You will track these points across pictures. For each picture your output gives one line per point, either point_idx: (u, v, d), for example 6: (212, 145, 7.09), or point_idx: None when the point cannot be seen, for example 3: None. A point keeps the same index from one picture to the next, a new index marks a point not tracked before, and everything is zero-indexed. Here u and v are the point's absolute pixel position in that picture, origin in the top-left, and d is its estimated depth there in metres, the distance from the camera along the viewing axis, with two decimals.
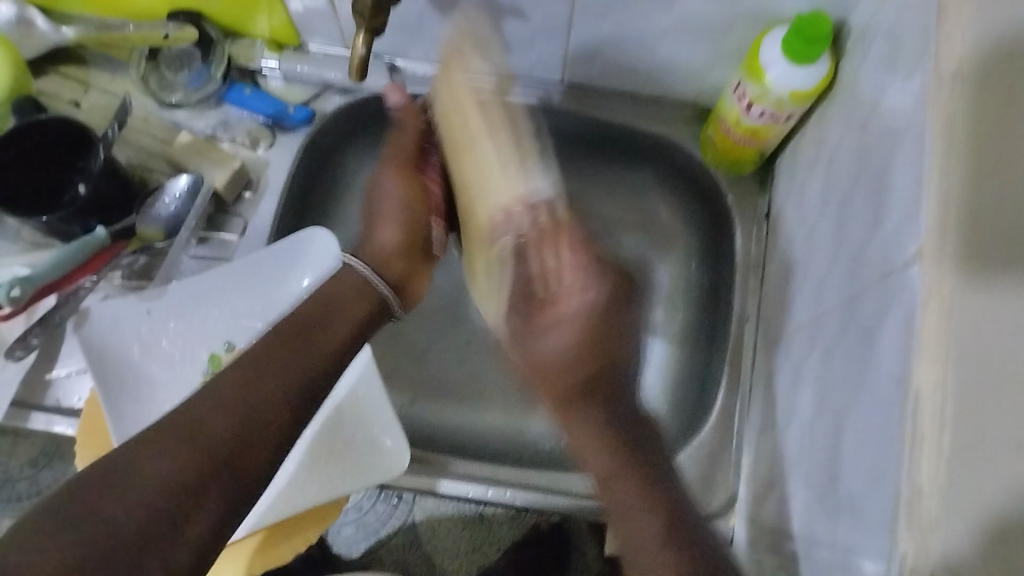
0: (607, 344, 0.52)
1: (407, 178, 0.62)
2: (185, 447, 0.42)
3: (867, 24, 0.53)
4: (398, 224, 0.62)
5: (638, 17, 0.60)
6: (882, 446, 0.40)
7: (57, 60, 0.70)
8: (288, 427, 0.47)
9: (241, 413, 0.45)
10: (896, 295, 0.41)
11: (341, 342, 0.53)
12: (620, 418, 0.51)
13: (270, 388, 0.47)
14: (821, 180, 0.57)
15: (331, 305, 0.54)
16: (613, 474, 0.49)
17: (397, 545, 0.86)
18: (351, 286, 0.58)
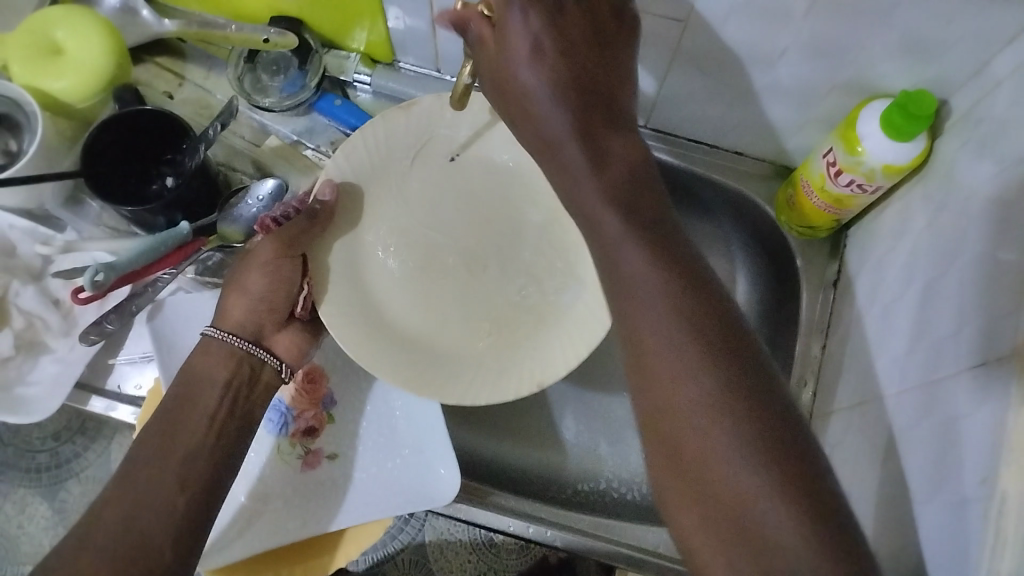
0: (653, 219, 0.43)
1: (273, 257, 0.56)
2: (122, 521, 0.46)
3: (969, 110, 0.53)
4: (251, 299, 0.57)
5: (735, 74, 0.61)
6: (960, 540, 0.40)
7: (155, 50, 0.72)
8: (208, 486, 0.49)
9: (163, 480, 0.48)
10: (989, 391, 0.42)
11: (229, 377, 0.54)
12: (678, 261, 0.42)
13: (180, 452, 0.50)
14: (903, 259, 0.57)
15: (214, 343, 0.55)
16: (656, 291, 0.41)
17: (404, 561, 0.86)
18: (220, 359, 0.55)
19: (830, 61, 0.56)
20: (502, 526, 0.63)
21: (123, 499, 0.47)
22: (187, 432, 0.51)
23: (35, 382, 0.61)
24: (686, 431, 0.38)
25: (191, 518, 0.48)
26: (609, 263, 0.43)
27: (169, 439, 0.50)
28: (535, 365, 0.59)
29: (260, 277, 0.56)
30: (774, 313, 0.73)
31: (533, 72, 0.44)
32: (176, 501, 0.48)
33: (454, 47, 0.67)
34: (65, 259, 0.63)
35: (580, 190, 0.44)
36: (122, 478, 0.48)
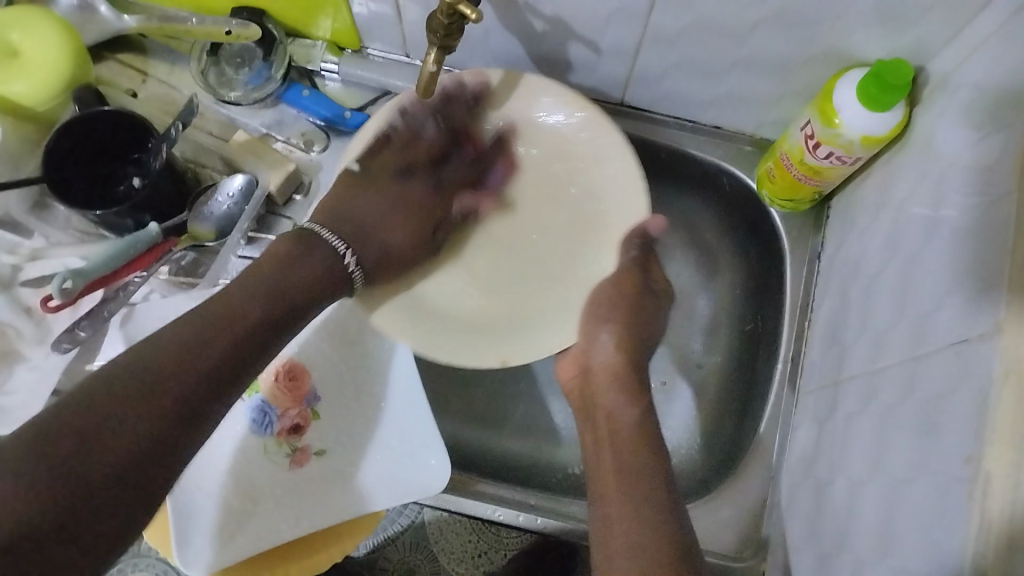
0: (633, 417, 0.52)
1: (419, 200, 0.64)
2: (200, 337, 0.45)
3: (948, 77, 0.52)
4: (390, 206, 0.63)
5: (709, 50, 0.60)
6: (944, 519, 0.40)
7: (115, 47, 0.70)
8: (280, 318, 0.51)
9: (242, 321, 0.48)
10: (971, 366, 0.41)
11: (318, 276, 0.54)
12: (654, 442, 0.51)
13: (270, 284, 0.51)
14: (885, 230, 0.56)
15: (315, 240, 0.56)
16: (621, 466, 0.49)
17: (405, 544, 0.81)
18: (310, 266, 0.54)
19: (804, 31, 0.55)
20: (490, 515, 0.63)
21: (200, 320, 0.47)
22: (290, 280, 0.52)
23: (12, 392, 0.60)
24: (610, 489, 0.48)
25: (239, 355, 0.47)
26: (597, 405, 0.54)
27: (225, 342, 0.47)
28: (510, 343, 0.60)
29: (402, 224, 0.63)
30: (759, 287, 0.72)
31: (603, 351, 0.57)
32: (228, 336, 0.47)
33: (422, 32, 0.65)
34: (34, 267, 0.62)
35: (601, 377, 0.55)
36: (213, 309, 0.48)
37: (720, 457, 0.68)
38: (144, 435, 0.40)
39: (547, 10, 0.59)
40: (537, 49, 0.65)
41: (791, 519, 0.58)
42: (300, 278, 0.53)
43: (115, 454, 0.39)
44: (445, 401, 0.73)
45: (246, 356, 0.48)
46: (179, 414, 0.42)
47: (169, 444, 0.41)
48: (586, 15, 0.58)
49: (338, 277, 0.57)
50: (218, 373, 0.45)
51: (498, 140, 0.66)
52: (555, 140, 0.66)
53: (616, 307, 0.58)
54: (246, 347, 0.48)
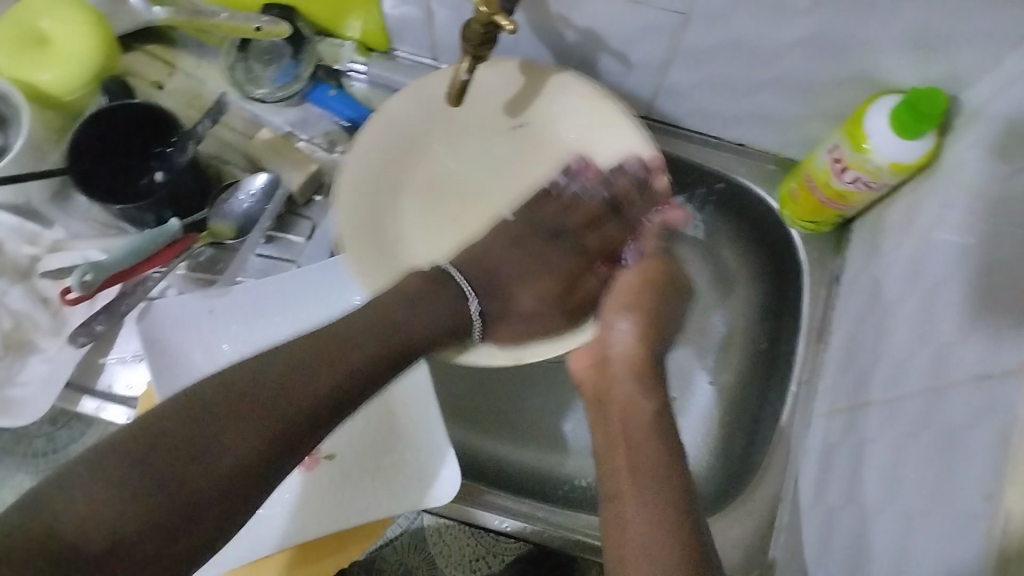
0: (655, 416, 0.53)
1: (564, 263, 0.62)
2: (314, 370, 0.44)
3: (980, 108, 0.52)
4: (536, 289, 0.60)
5: (739, 69, 0.59)
6: (957, 556, 0.40)
7: (142, 38, 0.69)
8: (397, 351, 0.49)
9: (354, 354, 0.47)
10: (992, 404, 0.41)
11: (455, 316, 0.54)
12: (676, 445, 0.52)
13: (420, 321, 0.51)
14: (908, 258, 0.56)
15: (439, 283, 0.55)
16: (643, 466, 0.50)
17: (402, 546, 0.82)
18: (446, 303, 0.54)
19: (837, 54, 0.55)
20: (496, 525, 0.63)
21: (323, 347, 0.46)
22: (424, 321, 0.51)
23: (25, 384, 0.60)
24: (626, 494, 0.49)
25: (356, 382, 0.46)
26: (616, 394, 0.56)
27: (331, 366, 0.45)
28: (524, 343, 0.60)
29: (533, 291, 0.60)
30: (776, 307, 0.72)
31: (626, 332, 0.58)
32: (374, 367, 0.47)
33: (452, 36, 0.65)
34: (52, 259, 0.62)
35: (619, 380, 0.57)
36: (340, 325, 0.48)
37: (730, 479, 0.68)
38: (238, 462, 0.40)
39: (579, 22, 0.59)
40: (566, 58, 0.64)
41: (802, 542, 0.58)
42: (434, 316, 0.52)
43: (193, 475, 0.39)
44: (456, 408, 0.73)
45: (359, 388, 0.46)
46: (272, 446, 0.42)
47: (261, 478, 0.41)
48: (617, 27, 0.58)
49: (462, 325, 0.56)
50: (322, 404, 0.44)
51: (520, 127, 0.65)
52: (591, 157, 0.64)
53: (639, 296, 0.59)
54: (357, 381, 0.46)
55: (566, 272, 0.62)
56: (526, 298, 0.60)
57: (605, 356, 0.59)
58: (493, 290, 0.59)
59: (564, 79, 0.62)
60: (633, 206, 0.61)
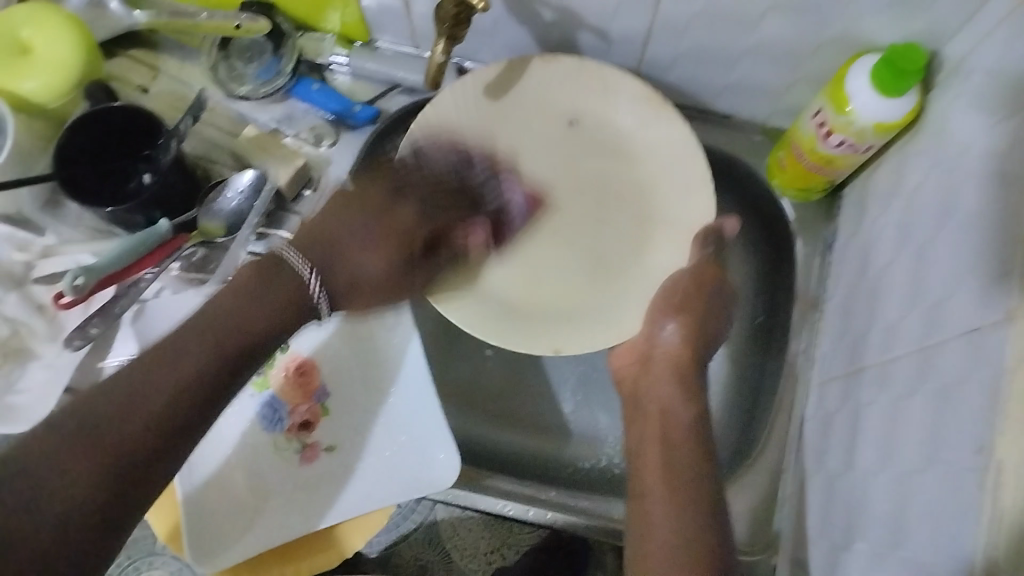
0: (693, 419, 0.52)
1: (401, 224, 0.59)
2: (171, 373, 0.47)
3: (960, 62, 0.51)
4: (377, 247, 0.58)
5: (718, 38, 0.59)
6: (955, 512, 0.40)
7: (125, 43, 0.70)
8: (243, 346, 0.50)
9: (194, 357, 0.48)
10: (981, 357, 0.41)
11: (286, 304, 0.53)
12: (704, 442, 0.51)
13: (262, 312, 0.51)
14: (896, 219, 0.56)
15: (278, 267, 0.54)
16: (675, 467, 0.50)
17: (418, 542, 0.82)
18: (281, 297, 0.53)
19: (815, 17, 0.54)
20: (498, 509, 0.64)
21: (169, 351, 0.48)
22: (256, 313, 0.51)
23: (25, 390, 0.60)
24: (651, 486, 0.49)
25: (210, 386, 0.48)
26: (651, 393, 0.55)
27: (157, 397, 0.46)
28: (561, 333, 0.59)
29: (374, 251, 0.58)
30: (771, 279, 0.71)
31: (672, 336, 0.56)
32: (218, 356, 0.49)
33: (430, 24, 0.65)
34: (46, 264, 0.63)
35: (654, 381, 0.55)
36: (183, 334, 0.48)
37: None
38: (82, 486, 0.42)
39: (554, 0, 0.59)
40: (546, 38, 0.64)
41: (806, 511, 0.58)
42: (278, 311, 0.52)
43: (51, 529, 0.40)
44: (459, 397, 0.73)
45: (212, 391, 0.48)
46: (119, 472, 0.43)
47: (110, 518, 0.43)
48: (593, 4, 0.58)
49: (306, 309, 0.54)
50: (156, 433, 0.45)
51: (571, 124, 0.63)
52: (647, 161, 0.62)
53: (681, 299, 0.56)
54: (201, 397, 0.47)
55: (405, 236, 0.59)
56: (369, 266, 0.58)
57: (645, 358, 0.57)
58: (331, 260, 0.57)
59: (590, 68, 0.62)
60: (472, 176, 0.61)
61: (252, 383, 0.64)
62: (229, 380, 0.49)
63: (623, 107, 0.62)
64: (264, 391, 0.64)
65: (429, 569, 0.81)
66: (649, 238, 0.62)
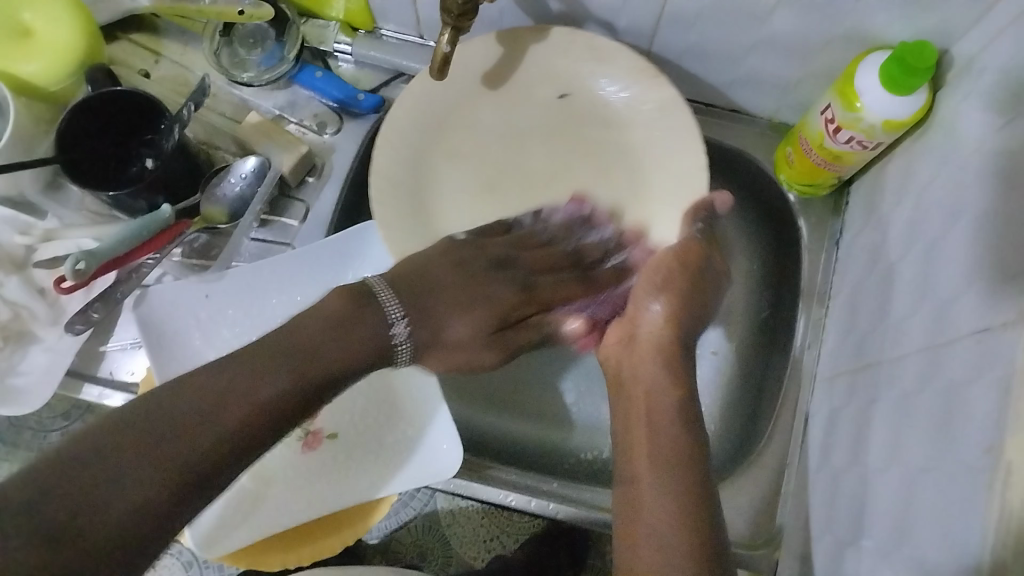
0: (683, 401, 0.51)
1: (495, 292, 0.57)
2: (245, 393, 0.43)
3: (972, 60, 0.51)
4: (477, 313, 0.56)
5: (727, 32, 0.59)
6: (964, 511, 0.39)
7: (128, 27, 0.69)
8: (330, 371, 0.47)
9: (269, 381, 0.44)
10: (992, 355, 0.41)
11: (350, 354, 0.48)
12: (697, 427, 0.50)
13: (352, 345, 0.48)
14: (905, 216, 0.55)
15: (366, 301, 0.51)
16: (661, 451, 0.48)
17: (418, 528, 0.81)
18: (371, 326, 0.50)
19: (826, 11, 0.54)
20: (502, 500, 0.63)
21: (262, 353, 0.46)
22: (355, 346, 0.48)
23: (26, 373, 0.60)
24: (643, 483, 0.47)
25: (278, 419, 0.44)
26: (638, 372, 0.53)
27: (236, 409, 0.42)
28: (542, 316, 0.60)
29: (472, 314, 0.56)
30: (776, 274, 0.71)
31: (655, 314, 0.56)
32: (295, 380, 0.45)
33: (436, 13, 0.64)
34: (47, 248, 0.62)
35: (643, 363, 0.53)
36: (266, 345, 0.46)
37: (734, 447, 0.68)
38: (139, 504, 0.38)
39: None
40: None
41: (809, 506, 0.58)
42: (362, 352, 0.49)
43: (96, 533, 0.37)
44: (462, 387, 0.72)
45: (276, 424, 0.44)
46: (181, 484, 0.40)
47: (151, 536, 0.38)
48: None
49: (388, 353, 0.51)
50: (218, 447, 0.41)
51: (561, 98, 0.65)
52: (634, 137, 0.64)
53: (671, 278, 0.56)
54: (267, 423, 0.44)
55: (474, 312, 0.56)
56: (459, 328, 0.56)
57: (630, 334, 0.56)
58: (425, 313, 0.54)
59: (592, 44, 0.62)
60: (557, 277, 0.61)
61: None
62: (309, 402, 0.46)
63: (603, 79, 0.63)
64: None
65: (429, 556, 0.81)
66: (625, 211, 0.64)
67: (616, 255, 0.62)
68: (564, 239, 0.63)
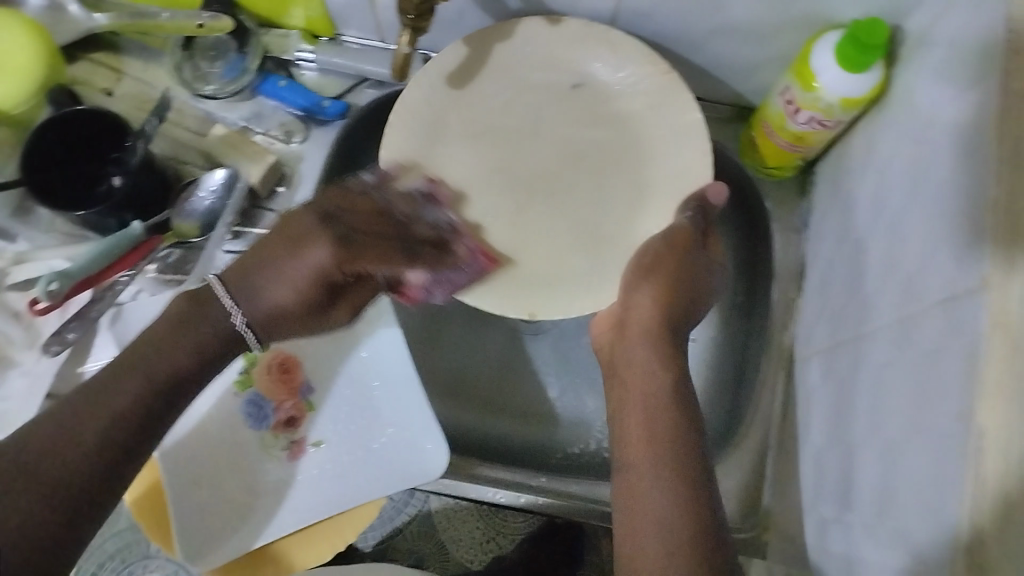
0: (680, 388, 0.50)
1: (319, 263, 0.52)
2: (99, 406, 0.44)
3: (923, 36, 0.52)
4: (297, 276, 0.52)
5: (686, 20, 0.59)
6: (940, 476, 0.40)
7: (88, 46, 0.69)
8: (175, 378, 0.48)
9: (120, 393, 0.45)
10: (959, 322, 0.41)
11: (202, 347, 0.49)
12: (689, 407, 0.49)
13: (191, 344, 0.49)
14: (869, 191, 0.56)
15: (208, 300, 0.51)
16: (658, 437, 0.48)
17: (413, 534, 0.81)
18: (217, 329, 0.50)
19: None
20: (490, 497, 0.65)
21: (114, 367, 0.47)
22: (183, 346, 0.48)
23: (6, 398, 0.59)
24: (643, 474, 0.47)
25: (140, 422, 0.46)
26: (631, 359, 0.52)
27: (75, 452, 0.43)
28: (539, 297, 0.57)
29: (289, 282, 0.52)
30: None
31: (649, 300, 0.54)
32: (145, 392, 0.46)
33: (395, 17, 0.64)
34: (20, 271, 0.62)
35: (636, 352, 0.52)
36: (116, 363, 0.47)
37: None
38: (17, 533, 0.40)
39: None
40: None
41: (795, 486, 0.58)
42: (208, 342, 0.49)
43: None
44: (447, 389, 0.73)
45: (135, 432, 0.45)
46: (61, 516, 0.41)
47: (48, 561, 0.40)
48: None
49: (235, 344, 0.51)
50: (85, 471, 0.43)
51: (575, 87, 0.62)
52: (648, 122, 0.60)
53: (659, 262, 0.54)
54: (126, 435, 0.45)
55: (303, 275, 0.52)
56: (277, 297, 0.52)
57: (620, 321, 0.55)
58: (245, 291, 0.52)
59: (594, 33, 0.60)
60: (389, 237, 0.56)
61: (235, 383, 0.63)
62: (161, 410, 0.47)
63: (605, 63, 0.61)
64: (247, 390, 0.63)
65: (425, 560, 0.81)
66: (642, 206, 0.59)
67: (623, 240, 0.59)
68: (442, 214, 0.58)
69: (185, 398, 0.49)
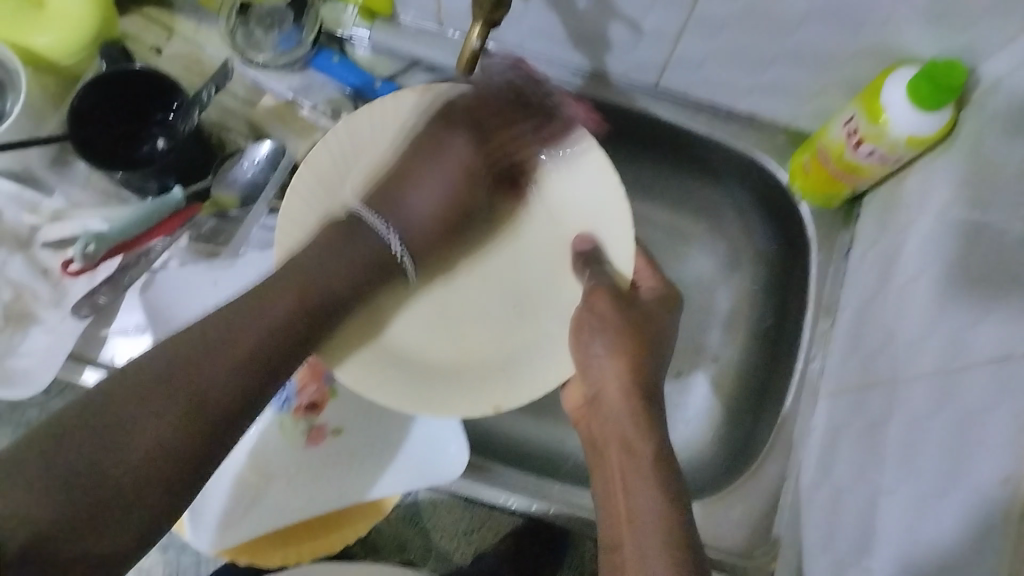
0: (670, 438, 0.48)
1: (468, 161, 0.54)
2: (245, 324, 0.44)
3: (1001, 83, 0.51)
4: (439, 170, 0.53)
5: (754, 39, 0.58)
6: (981, 536, 0.40)
7: (141, 1, 0.68)
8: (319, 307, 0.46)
9: (271, 311, 0.44)
10: (1017, 381, 0.41)
11: (354, 269, 0.48)
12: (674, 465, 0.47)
13: (341, 271, 0.47)
14: (922, 234, 0.55)
15: (359, 224, 0.50)
16: (642, 485, 0.45)
17: (398, 519, 0.80)
18: (370, 249, 0.50)
19: (857, 26, 0.54)
20: (501, 501, 0.63)
21: (261, 290, 0.45)
22: (334, 267, 0.47)
23: (26, 355, 0.59)
24: (628, 530, 0.44)
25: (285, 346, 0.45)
26: (612, 416, 0.49)
27: (220, 366, 0.42)
28: (503, 388, 0.53)
29: (440, 178, 0.53)
30: (782, 284, 0.72)
31: (602, 356, 0.50)
32: (292, 314, 0.45)
33: (458, 5, 0.63)
34: (54, 228, 0.61)
35: (618, 406, 0.49)
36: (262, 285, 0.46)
37: (733, 454, 0.68)
38: (157, 444, 0.39)
39: None
40: (577, 28, 0.63)
41: (807, 522, 0.58)
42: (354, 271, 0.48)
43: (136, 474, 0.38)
44: None
45: (279, 358, 0.44)
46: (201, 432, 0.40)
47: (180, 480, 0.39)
48: None
49: (388, 269, 0.51)
50: (231, 391, 0.42)
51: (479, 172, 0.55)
52: (557, 185, 0.56)
53: (605, 316, 0.50)
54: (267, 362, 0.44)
55: (455, 163, 0.54)
56: (422, 203, 0.52)
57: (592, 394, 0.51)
58: (387, 198, 0.52)
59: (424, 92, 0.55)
60: (519, 129, 0.55)
61: None
62: (306, 337, 0.46)
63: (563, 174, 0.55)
64: None
65: (409, 545, 0.81)
66: (560, 269, 0.55)
67: (544, 322, 0.54)
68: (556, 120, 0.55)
69: (336, 319, 0.48)
